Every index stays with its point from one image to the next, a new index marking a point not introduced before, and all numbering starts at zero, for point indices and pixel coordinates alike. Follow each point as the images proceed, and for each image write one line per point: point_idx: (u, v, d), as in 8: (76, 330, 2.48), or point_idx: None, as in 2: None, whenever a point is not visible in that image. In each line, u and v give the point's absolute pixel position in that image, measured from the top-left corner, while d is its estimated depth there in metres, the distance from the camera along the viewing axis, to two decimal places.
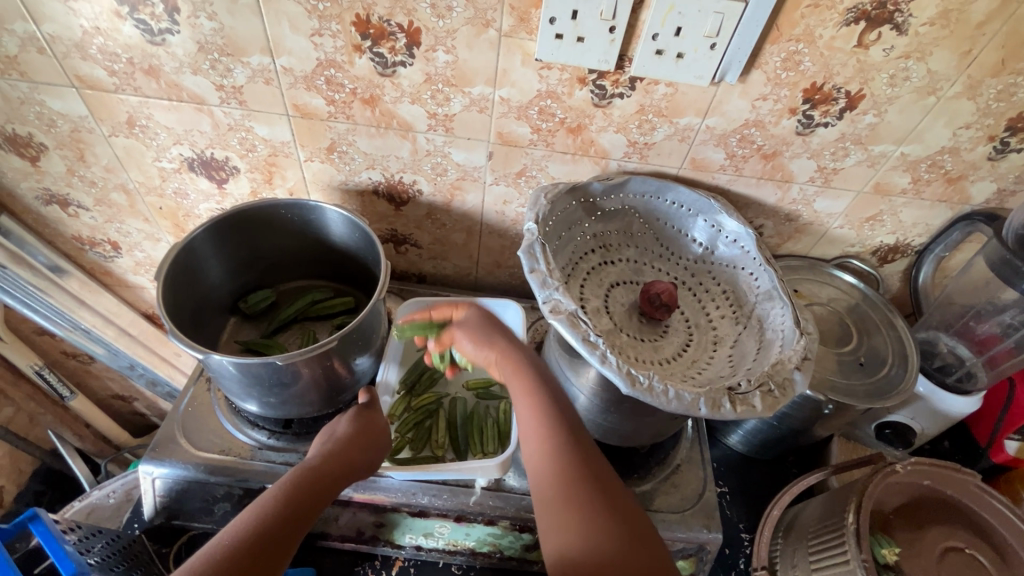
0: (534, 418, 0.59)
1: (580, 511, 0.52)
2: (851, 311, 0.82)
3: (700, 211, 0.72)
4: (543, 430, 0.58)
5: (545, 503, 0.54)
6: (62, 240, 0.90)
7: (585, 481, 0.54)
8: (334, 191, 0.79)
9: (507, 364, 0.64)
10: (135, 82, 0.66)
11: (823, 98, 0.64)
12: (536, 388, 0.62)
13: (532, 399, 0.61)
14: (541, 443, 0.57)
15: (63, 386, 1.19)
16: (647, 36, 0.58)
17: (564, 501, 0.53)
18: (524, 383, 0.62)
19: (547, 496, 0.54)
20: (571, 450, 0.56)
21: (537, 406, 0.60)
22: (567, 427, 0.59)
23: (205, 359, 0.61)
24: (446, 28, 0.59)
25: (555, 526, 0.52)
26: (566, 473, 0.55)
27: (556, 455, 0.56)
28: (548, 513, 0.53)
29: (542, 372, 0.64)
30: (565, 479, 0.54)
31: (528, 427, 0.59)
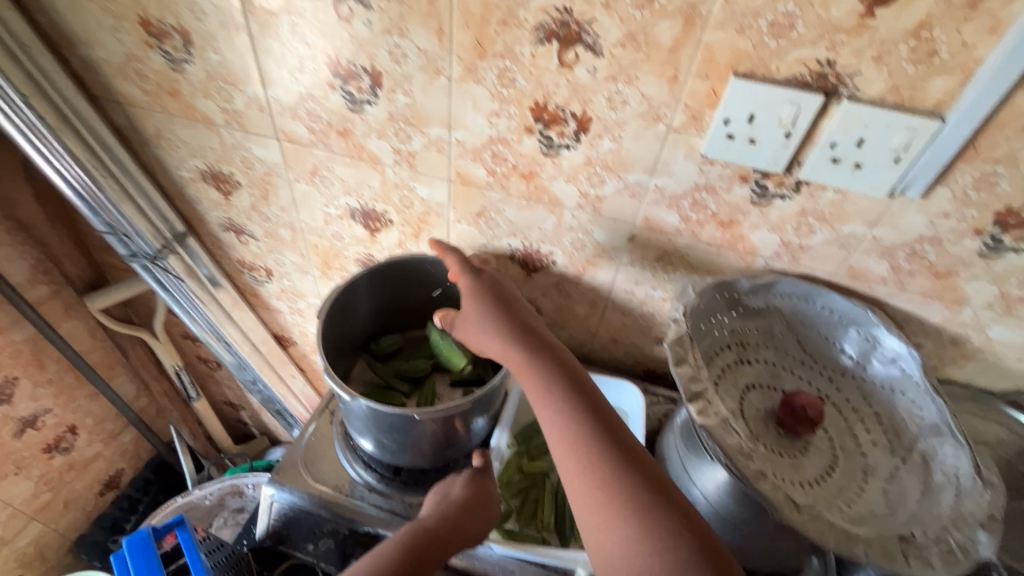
0: (551, 403, 0.56)
1: (614, 513, 0.49)
2: (1022, 458, 0.72)
3: (853, 321, 0.67)
4: (563, 422, 0.55)
5: (579, 505, 0.52)
6: (228, 261, 1.02)
7: (617, 478, 0.51)
8: (473, 251, 0.83)
9: (513, 342, 0.61)
10: (327, 140, 0.75)
11: (1019, 222, 0.58)
12: (549, 369, 0.59)
13: (547, 381, 0.57)
14: (561, 432, 0.54)
15: (193, 388, 1.31)
16: (825, 143, 0.57)
17: (597, 502, 0.50)
18: (535, 360, 0.59)
19: (579, 497, 0.52)
20: (593, 438, 0.53)
21: (550, 392, 0.57)
22: (588, 413, 0.55)
23: (348, 399, 0.65)
24: (616, 119, 0.62)
25: (591, 531, 0.50)
26: (592, 466, 0.52)
27: (579, 446, 0.53)
28: (584, 515, 0.51)
29: (552, 349, 0.61)
30: (595, 475, 0.51)
31: (546, 413, 0.56)
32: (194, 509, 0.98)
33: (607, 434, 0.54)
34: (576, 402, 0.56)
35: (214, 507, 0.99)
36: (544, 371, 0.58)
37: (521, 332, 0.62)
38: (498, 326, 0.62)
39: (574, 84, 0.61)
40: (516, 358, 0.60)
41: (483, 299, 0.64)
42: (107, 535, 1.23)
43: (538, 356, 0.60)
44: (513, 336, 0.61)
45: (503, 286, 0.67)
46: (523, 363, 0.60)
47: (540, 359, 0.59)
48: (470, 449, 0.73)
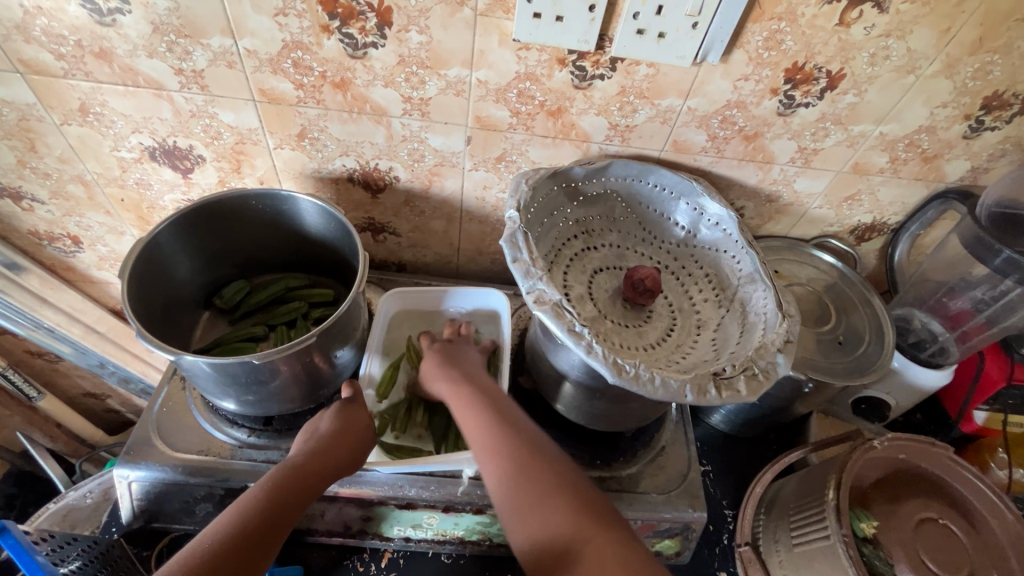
0: (473, 419, 0.61)
1: (531, 502, 0.54)
2: (829, 290, 0.83)
3: (682, 194, 0.71)
4: (483, 434, 0.59)
5: (501, 502, 0.55)
6: (17, 235, 0.85)
7: (538, 471, 0.55)
8: (307, 179, 0.76)
9: (448, 371, 0.67)
10: (85, 66, 0.62)
11: (805, 77, 0.63)
12: (470, 390, 0.64)
13: (471, 403, 0.62)
14: (485, 443, 0.59)
15: (30, 386, 1.14)
16: (628, 15, 0.56)
17: (514, 495, 0.55)
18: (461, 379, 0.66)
19: (496, 495, 0.56)
20: (516, 439, 0.58)
21: (476, 407, 0.62)
22: (510, 420, 0.60)
23: (177, 360, 0.58)
24: (419, 7, 0.57)
25: (509, 521, 0.54)
26: (514, 463, 0.56)
27: (500, 447, 0.57)
28: (504, 509, 0.55)
29: (477, 378, 0.66)
30: (515, 471, 0.56)
31: (469, 431, 0.61)
32: (75, 511, 0.86)
33: (526, 436, 0.59)
34: (496, 413, 0.61)
35: (98, 504, 0.87)
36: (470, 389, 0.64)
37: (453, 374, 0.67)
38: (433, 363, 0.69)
39: None
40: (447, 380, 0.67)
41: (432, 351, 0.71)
42: None
43: (459, 379, 0.66)
44: (444, 370, 0.68)
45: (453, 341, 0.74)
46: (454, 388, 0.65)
47: (464, 388, 0.64)
48: (341, 383, 0.72)
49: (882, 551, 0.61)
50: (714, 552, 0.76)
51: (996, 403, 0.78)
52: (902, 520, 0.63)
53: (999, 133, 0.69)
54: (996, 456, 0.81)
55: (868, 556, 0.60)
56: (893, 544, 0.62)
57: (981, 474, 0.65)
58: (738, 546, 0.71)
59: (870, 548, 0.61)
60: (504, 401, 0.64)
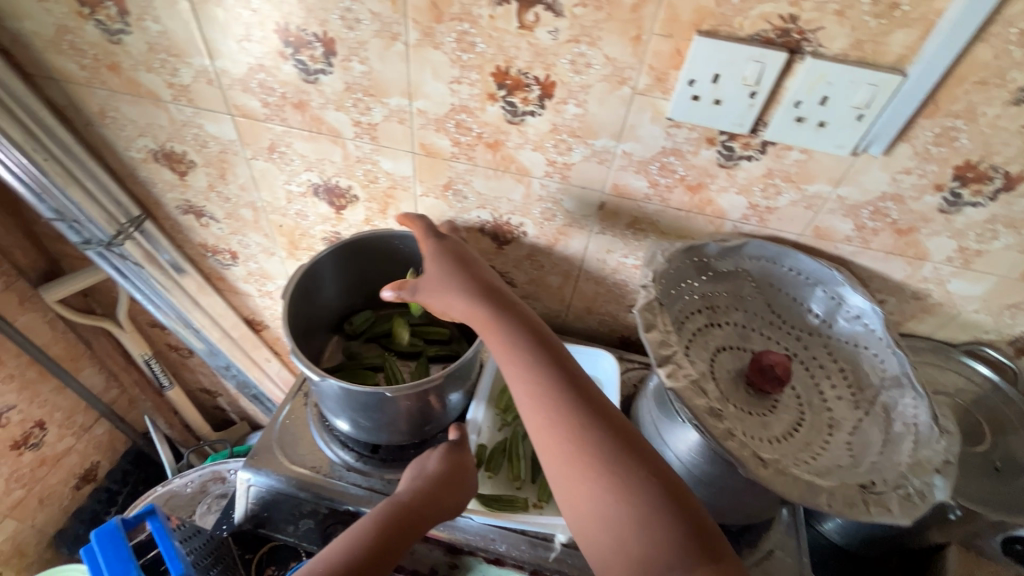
0: (534, 386, 0.53)
1: (588, 472, 0.48)
2: (980, 404, 0.75)
3: (820, 281, 0.68)
4: (548, 409, 0.52)
5: (553, 464, 0.50)
6: (190, 245, 0.98)
7: (624, 467, 0.48)
8: (442, 225, 0.81)
9: (476, 299, 0.60)
10: (283, 114, 0.72)
11: (977, 176, 0.59)
12: (517, 338, 0.56)
13: (530, 368, 0.54)
14: (552, 420, 0.51)
15: (164, 376, 1.28)
16: (789, 102, 0.56)
17: (594, 490, 0.47)
18: (496, 316, 0.58)
19: (552, 457, 0.50)
20: (568, 402, 0.52)
21: (524, 356, 0.55)
22: (577, 398, 0.52)
23: (318, 380, 0.64)
24: (581, 83, 0.61)
25: (586, 522, 0.48)
26: (588, 459, 0.49)
27: (550, 408, 0.52)
28: (583, 506, 0.48)
29: (528, 325, 0.58)
30: (592, 467, 0.48)
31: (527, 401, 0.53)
32: (174, 496, 0.96)
33: (608, 418, 0.51)
34: (564, 386, 0.53)
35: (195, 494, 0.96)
36: (507, 328, 0.57)
37: (496, 316, 0.58)
38: (458, 288, 0.61)
39: (536, 47, 0.59)
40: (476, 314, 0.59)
41: (453, 269, 0.63)
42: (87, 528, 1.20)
43: (509, 325, 0.58)
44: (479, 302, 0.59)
45: (468, 250, 0.66)
46: (488, 321, 0.58)
47: (518, 341, 0.56)
48: (447, 423, 0.73)
49: None
50: None
51: None
52: None
53: None
54: None
55: None
56: None
57: None
58: None
59: None
60: (552, 346, 0.56)
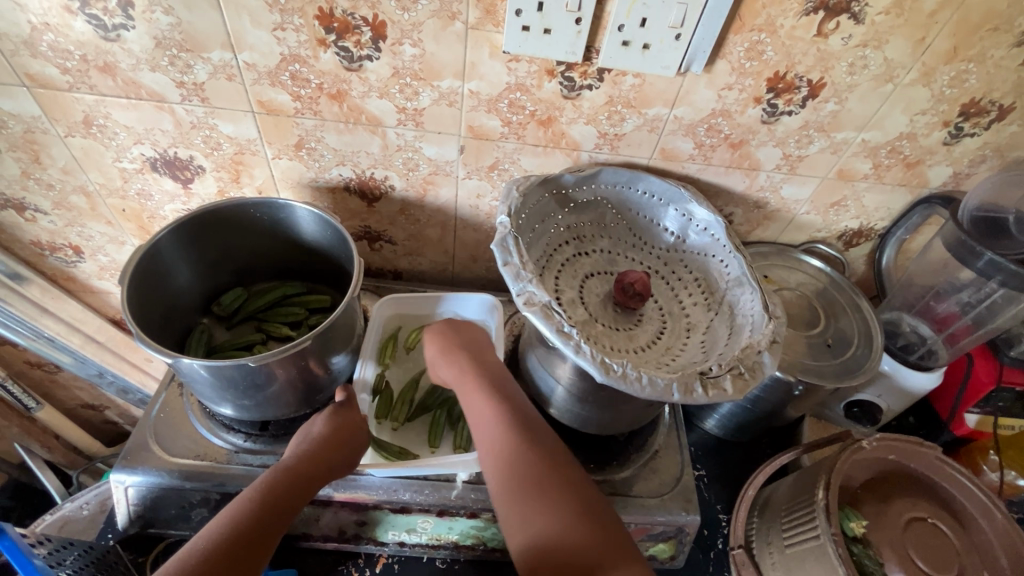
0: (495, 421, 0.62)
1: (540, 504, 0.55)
2: (819, 294, 0.83)
3: (670, 201, 0.73)
4: (505, 437, 0.60)
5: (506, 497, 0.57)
6: (20, 245, 0.86)
7: (559, 486, 0.56)
8: (304, 188, 0.77)
9: (467, 363, 0.69)
10: (89, 79, 0.64)
11: (786, 86, 0.65)
12: (493, 388, 0.65)
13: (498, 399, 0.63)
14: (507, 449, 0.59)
15: (28, 398, 1.14)
16: (613, 27, 0.58)
17: (527, 500, 0.55)
18: (477, 373, 0.67)
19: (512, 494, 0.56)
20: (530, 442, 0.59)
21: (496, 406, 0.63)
22: (532, 427, 0.61)
23: (176, 364, 0.60)
24: (412, 21, 0.59)
25: (516, 520, 0.55)
26: (533, 472, 0.57)
27: (516, 445, 0.59)
28: (517, 505, 0.55)
29: (508, 380, 0.68)
30: (534, 483, 0.56)
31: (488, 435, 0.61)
32: (71, 522, 0.85)
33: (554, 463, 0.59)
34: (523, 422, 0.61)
35: (94, 515, 0.85)
36: (483, 379, 0.66)
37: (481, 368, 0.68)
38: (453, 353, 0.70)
39: None
40: (466, 372, 0.68)
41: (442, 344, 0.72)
42: None
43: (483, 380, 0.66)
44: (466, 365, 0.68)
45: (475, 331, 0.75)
46: (468, 378, 0.67)
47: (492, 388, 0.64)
48: (337, 388, 0.73)
49: (872, 551, 0.61)
50: (708, 556, 0.76)
51: (987, 407, 0.79)
52: (892, 519, 0.63)
53: (978, 139, 0.70)
54: (988, 458, 0.82)
55: (858, 555, 0.60)
56: (883, 544, 0.62)
57: (972, 475, 0.65)
58: (732, 549, 0.71)
59: (859, 547, 0.61)
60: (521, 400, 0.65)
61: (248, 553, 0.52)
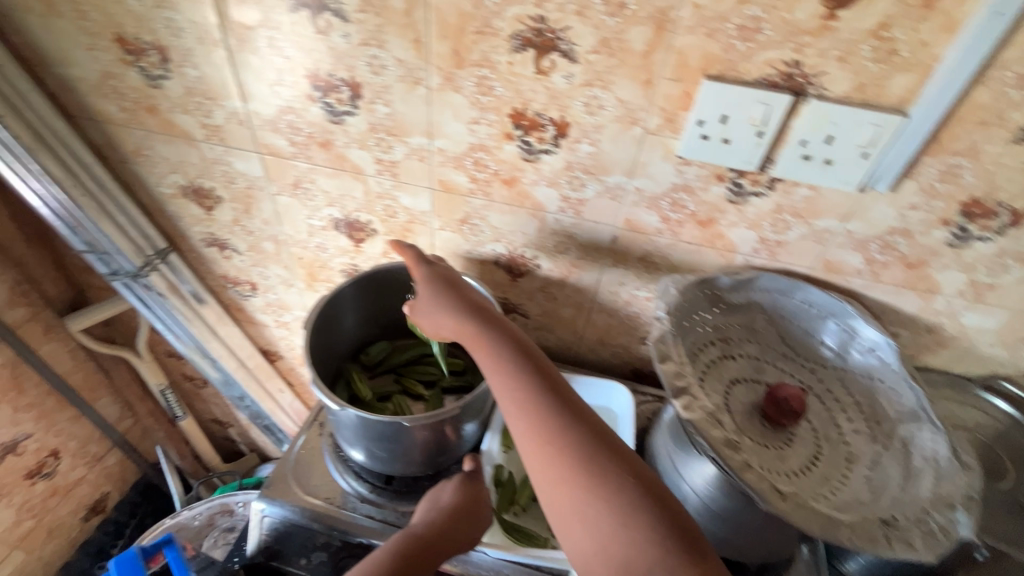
0: (520, 405, 0.55)
1: (578, 500, 0.49)
2: (999, 440, 0.73)
3: (831, 314, 0.69)
4: (523, 403, 0.55)
5: (541, 485, 0.52)
6: (212, 277, 1.00)
7: (588, 454, 0.51)
8: (458, 258, 0.83)
9: (463, 316, 0.62)
10: (309, 152, 0.75)
11: (983, 212, 0.61)
12: (504, 355, 0.58)
13: (509, 366, 0.57)
14: (539, 441, 0.52)
15: (178, 406, 1.26)
16: (796, 141, 0.59)
17: (567, 488, 0.50)
18: (482, 330, 0.61)
19: (545, 484, 0.51)
20: (552, 421, 0.53)
21: (513, 382, 0.56)
22: (553, 397, 0.55)
23: (337, 410, 0.65)
24: (594, 123, 0.64)
25: (563, 522, 0.50)
26: (560, 453, 0.51)
27: (536, 426, 0.53)
28: (554, 499, 0.51)
29: (524, 342, 0.60)
30: (565, 469, 0.50)
31: (515, 422, 0.54)
32: (183, 529, 0.90)
33: (585, 437, 0.52)
34: (553, 395, 0.55)
35: (203, 528, 0.91)
36: (494, 341, 0.60)
37: (485, 325, 0.62)
38: (445, 308, 0.63)
39: (552, 91, 0.62)
40: (466, 331, 0.62)
41: (429, 271, 0.66)
42: (94, 562, 1.18)
43: (496, 340, 0.60)
44: (471, 315, 0.62)
45: (456, 274, 0.68)
46: (476, 337, 0.61)
47: (512, 363, 0.57)
48: (462, 454, 0.73)
49: None
50: None
51: None
52: None
53: None
54: None
55: None
56: None
57: None
58: None
59: None
60: (537, 362, 0.58)
61: None
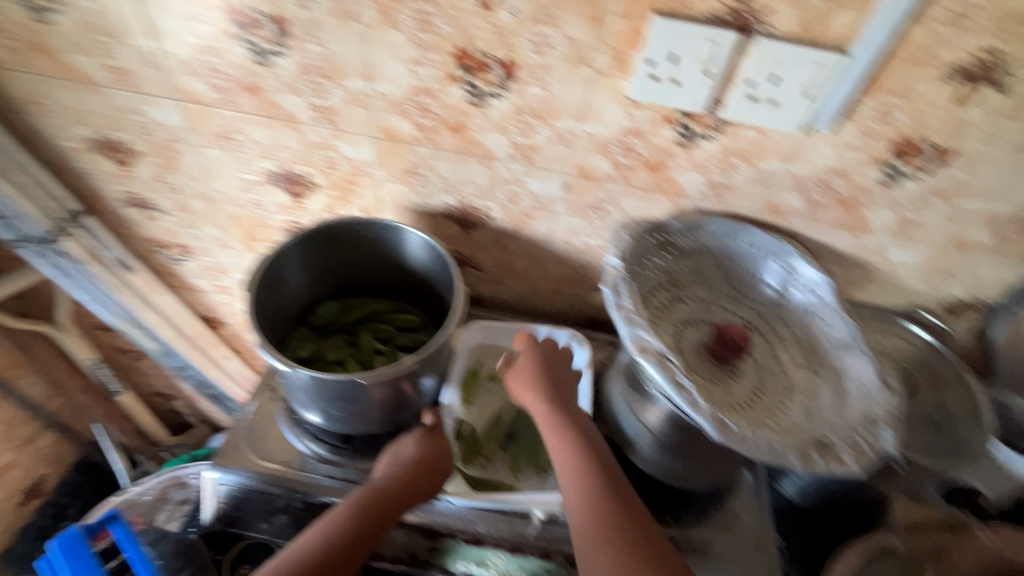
0: (581, 469, 0.60)
1: (615, 555, 0.53)
2: (916, 364, 0.80)
3: (774, 254, 0.72)
4: (585, 465, 0.60)
5: (581, 540, 0.55)
6: (137, 240, 0.92)
7: (632, 521, 0.55)
8: (407, 211, 0.80)
9: (547, 383, 0.67)
10: (234, 98, 0.69)
11: (913, 151, 0.64)
12: (576, 426, 0.63)
13: (575, 432, 0.62)
14: (586, 481, 0.58)
15: (114, 381, 1.21)
16: (743, 81, 0.59)
17: (608, 544, 0.53)
18: (559, 397, 0.66)
19: (588, 538, 0.55)
20: (608, 484, 0.58)
21: (579, 446, 0.61)
22: (609, 466, 0.60)
23: (287, 372, 0.62)
24: (543, 64, 0.61)
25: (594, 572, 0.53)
26: (609, 515, 0.56)
27: (593, 487, 0.58)
28: (588, 551, 0.54)
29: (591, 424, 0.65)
30: (608, 527, 0.55)
31: (571, 480, 0.59)
32: (132, 505, 0.78)
33: (627, 505, 0.57)
34: (607, 466, 0.60)
35: (156, 502, 0.78)
36: (567, 411, 0.65)
37: (558, 388, 0.67)
38: (531, 370, 0.68)
39: (497, 27, 0.59)
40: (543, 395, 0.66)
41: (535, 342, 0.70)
42: (34, 546, 1.12)
43: (568, 412, 0.65)
44: (554, 384, 0.67)
45: (558, 361, 0.70)
46: (549, 404, 0.65)
47: (572, 416, 0.64)
48: (422, 411, 0.72)
49: None
50: None
51: None
52: None
53: None
54: None
55: None
56: None
57: None
58: None
59: None
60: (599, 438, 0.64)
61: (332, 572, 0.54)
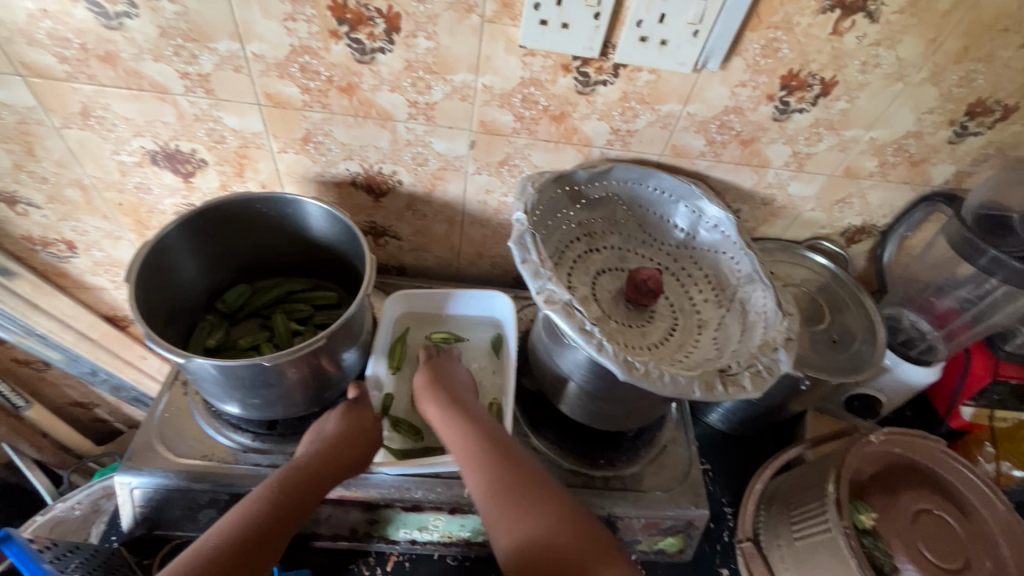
0: (477, 448, 0.62)
1: (525, 514, 0.57)
2: (823, 291, 0.84)
3: (681, 197, 0.73)
4: (480, 443, 0.63)
5: (491, 510, 0.59)
6: (10, 240, 0.83)
7: (532, 481, 0.60)
8: (310, 183, 0.76)
9: (437, 381, 0.69)
10: (89, 69, 0.62)
11: (799, 84, 0.66)
12: (467, 410, 0.66)
13: (468, 415, 0.65)
14: (494, 475, 0.60)
15: (18, 396, 1.12)
16: (632, 22, 0.58)
17: (516, 505, 0.58)
18: (446, 389, 0.69)
19: (496, 507, 0.58)
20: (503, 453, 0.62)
21: (473, 428, 0.64)
22: (502, 440, 0.64)
23: (185, 364, 0.58)
24: (427, 13, 0.58)
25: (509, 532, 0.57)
26: (512, 481, 0.60)
27: (491, 460, 0.61)
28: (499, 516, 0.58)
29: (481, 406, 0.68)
30: (512, 491, 0.59)
31: (470, 461, 0.62)
32: (61, 523, 0.81)
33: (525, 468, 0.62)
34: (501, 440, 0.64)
35: (87, 515, 0.82)
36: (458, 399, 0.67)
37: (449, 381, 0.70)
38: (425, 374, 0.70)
39: None
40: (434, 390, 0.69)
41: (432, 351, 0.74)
42: None
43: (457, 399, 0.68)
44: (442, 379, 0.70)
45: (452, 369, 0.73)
46: (442, 397, 0.68)
47: (466, 408, 0.66)
48: (347, 385, 0.71)
49: (882, 543, 0.62)
50: (714, 549, 0.77)
51: (981, 400, 0.81)
52: (900, 511, 0.64)
53: (982, 138, 0.71)
54: (984, 450, 0.84)
55: (867, 547, 0.62)
56: (891, 536, 0.63)
57: (972, 467, 0.68)
58: (739, 542, 0.72)
59: (869, 540, 0.62)
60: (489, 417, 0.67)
61: (250, 559, 0.52)
